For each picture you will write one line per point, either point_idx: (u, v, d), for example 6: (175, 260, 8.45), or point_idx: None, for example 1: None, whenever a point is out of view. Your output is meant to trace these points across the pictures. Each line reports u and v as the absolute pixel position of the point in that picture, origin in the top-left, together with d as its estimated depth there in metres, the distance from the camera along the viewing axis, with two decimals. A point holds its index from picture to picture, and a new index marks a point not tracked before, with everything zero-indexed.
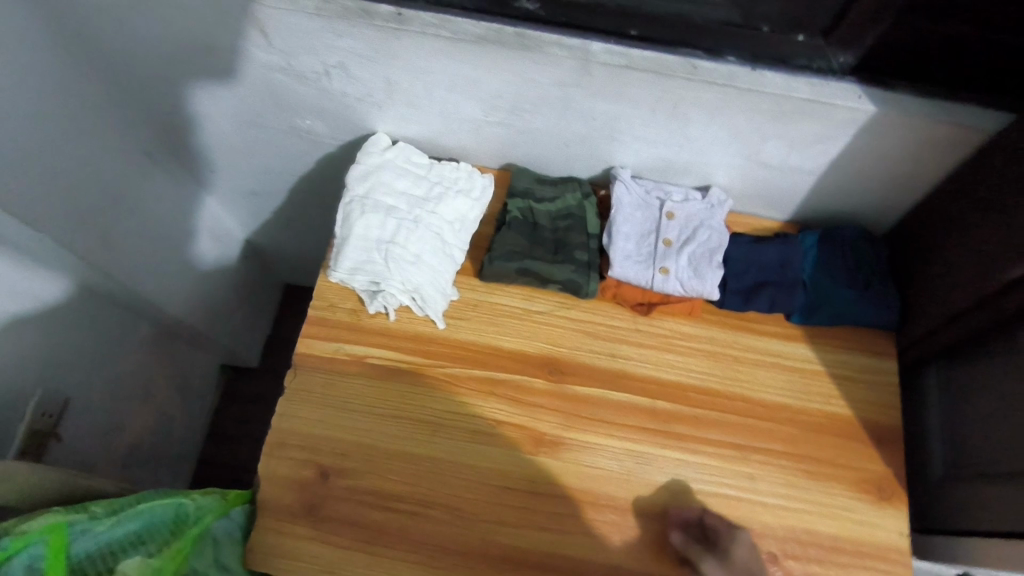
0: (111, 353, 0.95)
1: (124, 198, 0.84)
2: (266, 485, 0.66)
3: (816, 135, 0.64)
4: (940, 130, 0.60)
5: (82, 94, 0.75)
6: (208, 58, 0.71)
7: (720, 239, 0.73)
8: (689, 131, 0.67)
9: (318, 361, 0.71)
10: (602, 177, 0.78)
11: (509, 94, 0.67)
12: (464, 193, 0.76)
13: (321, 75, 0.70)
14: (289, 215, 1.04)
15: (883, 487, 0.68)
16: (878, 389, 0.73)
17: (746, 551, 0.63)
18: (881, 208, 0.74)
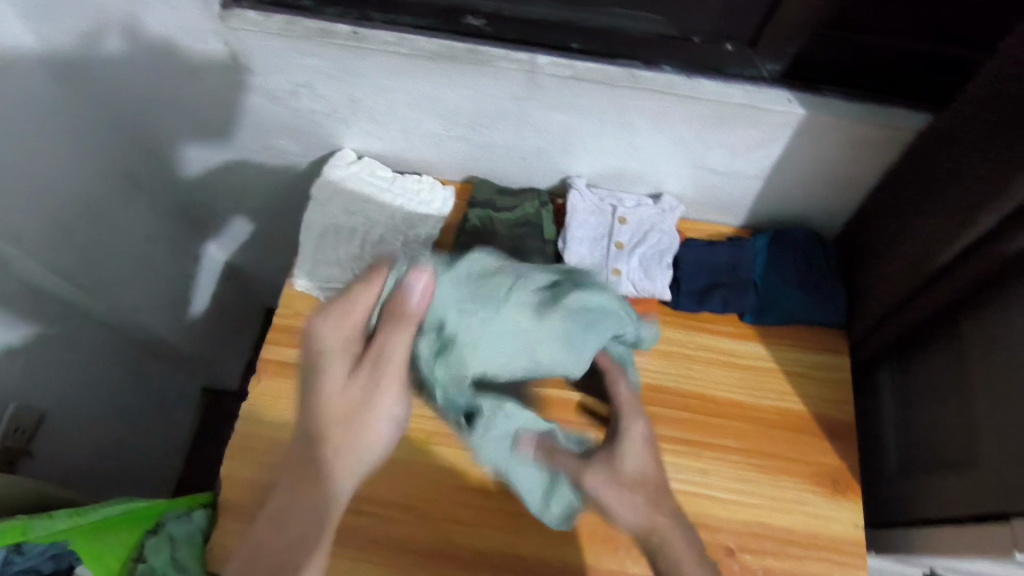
0: (89, 368, 0.93)
1: (97, 213, 0.86)
2: (227, 487, 0.67)
3: (757, 140, 0.67)
4: (868, 131, 0.64)
5: (70, 115, 0.78)
6: (182, 79, 0.74)
7: (670, 241, 0.77)
8: (637, 140, 0.70)
9: (281, 366, 0.73)
10: (560, 187, 0.81)
11: (467, 109, 0.70)
12: (426, 205, 0.79)
13: (289, 93, 0.73)
14: (265, 236, 1.06)
15: (837, 481, 0.70)
16: (828, 385, 0.75)
17: (639, 453, 0.65)
18: (826, 211, 0.76)
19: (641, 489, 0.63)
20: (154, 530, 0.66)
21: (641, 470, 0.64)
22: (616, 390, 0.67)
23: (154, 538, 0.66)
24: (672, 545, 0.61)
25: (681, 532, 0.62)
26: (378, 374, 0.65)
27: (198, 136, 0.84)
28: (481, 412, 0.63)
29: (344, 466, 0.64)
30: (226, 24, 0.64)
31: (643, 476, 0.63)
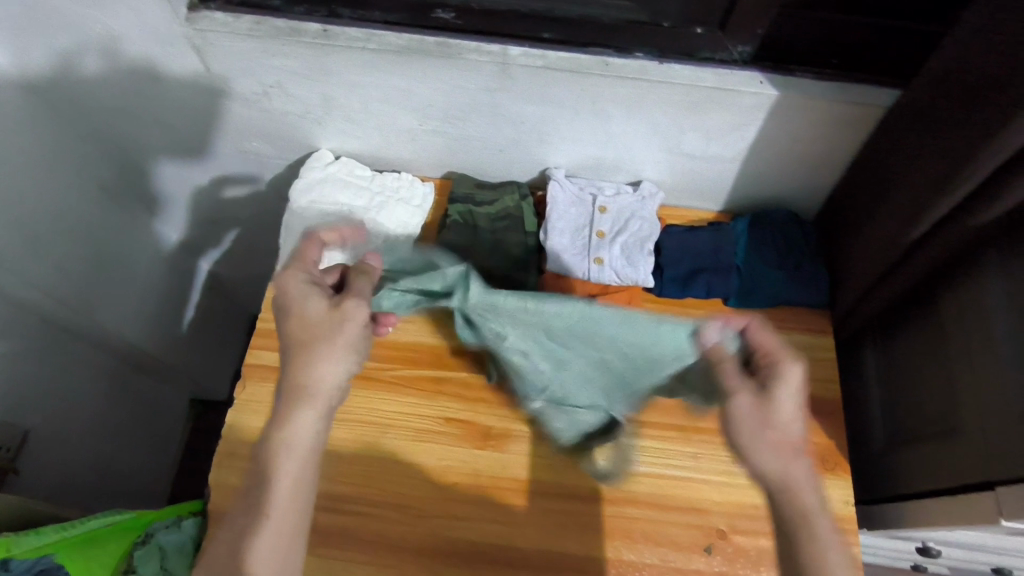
0: (71, 382, 0.91)
1: (79, 226, 0.84)
2: (215, 494, 0.67)
3: (730, 123, 0.67)
4: (839, 109, 0.64)
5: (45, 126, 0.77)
6: (153, 85, 0.73)
7: (651, 229, 0.76)
8: (612, 128, 0.70)
9: (266, 371, 0.73)
10: (539, 179, 0.81)
11: (440, 103, 0.70)
12: (405, 202, 0.79)
13: (261, 95, 0.72)
14: (246, 243, 1.05)
15: (827, 459, 0.70)
16: (812, 365, 0.75)
17: (795, 398, 0.58)
18: (802, 191, 0.77)
19: (782, 439, 0.57)
20: (143, 540, 0.66)
21: (792, 421, 0.58)
22: (765, 331, 0.61)
23: (143, 548, 0.65)
24: (805, 504, 0.55)
25: (826, 516, 0.54)
26: (341, 324, 0.59)
27: (175, 143, 0.83)
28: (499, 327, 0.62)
29: (310, 425, 0.57)
30: (193, 26, 0.64)
31: (784, 421, 0.58)
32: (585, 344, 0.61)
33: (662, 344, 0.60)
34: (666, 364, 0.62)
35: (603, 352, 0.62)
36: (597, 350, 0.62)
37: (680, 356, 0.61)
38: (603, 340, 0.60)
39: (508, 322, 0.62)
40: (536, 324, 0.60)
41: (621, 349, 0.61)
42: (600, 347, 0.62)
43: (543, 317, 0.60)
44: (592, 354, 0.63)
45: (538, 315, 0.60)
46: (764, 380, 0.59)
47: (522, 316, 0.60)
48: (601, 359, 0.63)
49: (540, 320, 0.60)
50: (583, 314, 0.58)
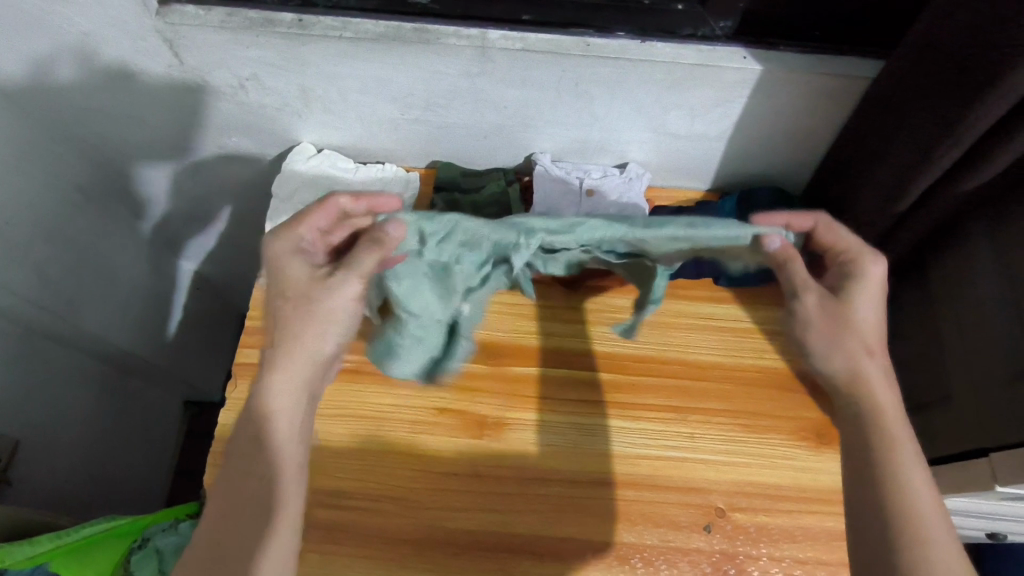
0: (56, 390, 0.89)
1: (58, 230, 0.83)
2: None
3: (714, 100, 0.66)
4: (824, 81, 0.63)
5: (17, 133, 0.75)
6: (124, 84, 0.72)
7: (638, 210, 0.76)
8: (595, 108, 0.69)
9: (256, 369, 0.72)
10: (525, 164, 0.81)
11: (420, 89, 0.69)
12: (390, 193, 0.79)
13: (237, 88, 0.71)
14: (232, 240, 1.04)
15: (823, 433, 0.70)
16: None
17: (870, 296, 0.58)
18: (790, 167, 0.77)
19: (860, 339, 0.57)
20: (140, 544, 0.64)
21: (871, 322, 0.58)
22: (836, 228, 0.59)
23: (141, 552, 0.63)
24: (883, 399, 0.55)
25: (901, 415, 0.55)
26: (332, 288, 0.58)
27: (151, 142, 0.81)
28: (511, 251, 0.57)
29: (289, 387, 0.57)
30: (164, 19, 0.62)
31: (863, 322, 0.58)
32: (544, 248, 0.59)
33: (635, 227, 0.56)
34: (684, 254, 0.59)
35: (578, 242, 0.58)
36: (577, 246, 0.58)
37: (678, 263, 0.61)
38: (557, 231, 0.57)
39: (460, 277, 0.60)
40: (476, 255, 0.58)
41: (598, 237, 0.57)
42: (570, 245, 0.59)
43: (470, 251, 0.58)
44: (573, 248, 0.59)
45: (465, 253, 0.58)
46: (839, 277, 0.59)
47: (452, 258, 0.58)
48: (587, 248, 0.59)
49: (478, 254, 0.58)
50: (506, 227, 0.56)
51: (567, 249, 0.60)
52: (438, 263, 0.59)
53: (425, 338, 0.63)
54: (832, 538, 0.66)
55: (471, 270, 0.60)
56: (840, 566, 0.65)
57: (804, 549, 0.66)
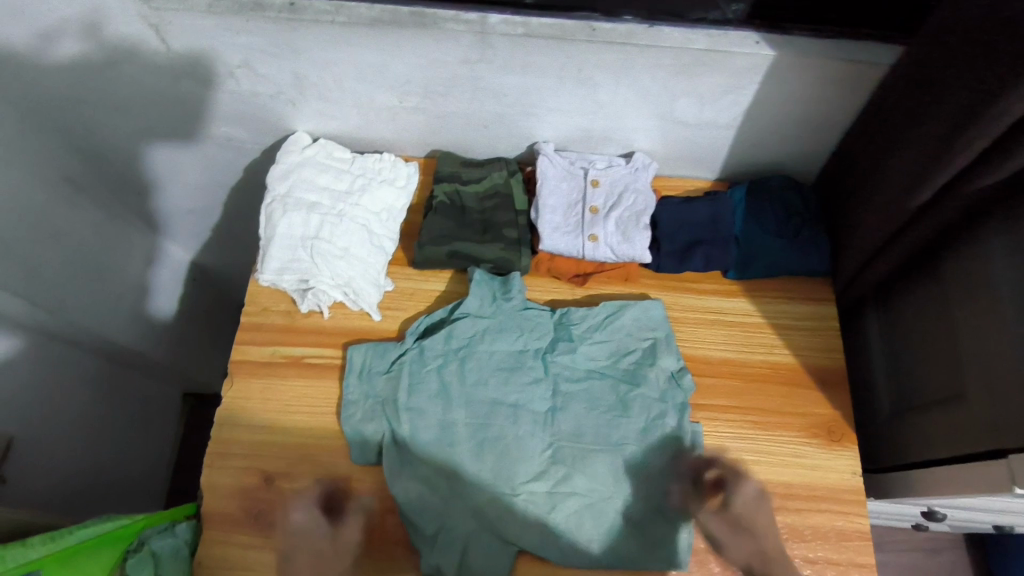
0: (49, 386, 0.87)
1: (51, 223, 0.80)
2: (209, 496, 0.66)
3: (725, 87, 0.64)
4: (840, 68, 0.61)
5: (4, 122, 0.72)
6: (111, 72, 0.69)
7: (646, 202, 0.73)
8: (601, 96, 0.66)
9: (255, 367, 0.72)
10: (528, 154, 0.78)
11: (418, 77, 0.66)
12: (389, 183, 0.75)
13: (228, 76, 0.68)
14: (228, 231, 1.02)
15: (833, 430, 0.70)
16: (817, 335, 0.74)
17: (768, 518, 0.63)
18: (801, 156, 0.74)
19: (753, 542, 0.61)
20: (135, 549, 0.63)
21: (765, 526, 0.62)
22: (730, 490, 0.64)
23: (136, 556, 0.63)
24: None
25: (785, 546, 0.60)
26: None
27: (141, 131, 0.79)
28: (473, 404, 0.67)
29: None
30: (149, 4, 0.60)
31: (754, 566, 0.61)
32: (619, 443, 0.67)
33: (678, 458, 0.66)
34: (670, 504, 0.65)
35: (653, 396, 0.69)
36: (645, 437, 0.67)
37: (659, 540, 0.64)
38: (649, 382, 0.69)
39: (569, 366, 0.70)
40: (602, 356, 0.71)
41: (661, 408, 0.68)
42: (635, 445, 0.67)
43: (602, 345, 0.71)
44: (642, 412, 0.68)
45: (595, 344, 0.71)
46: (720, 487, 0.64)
47: (571, 347, 0.70)
48: (650, 411, 0.68)
49: (602, 354, 0.71)
50: (639, 345, 0.71)
51: (645, 412, 0.68)
52: (553, 337, 0.71)
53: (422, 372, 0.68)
54: (842, 537, 0.65)
55: (577, 367, 0.70)
56: (850, 566, 0.64)
57: (814, 548, 0.65)
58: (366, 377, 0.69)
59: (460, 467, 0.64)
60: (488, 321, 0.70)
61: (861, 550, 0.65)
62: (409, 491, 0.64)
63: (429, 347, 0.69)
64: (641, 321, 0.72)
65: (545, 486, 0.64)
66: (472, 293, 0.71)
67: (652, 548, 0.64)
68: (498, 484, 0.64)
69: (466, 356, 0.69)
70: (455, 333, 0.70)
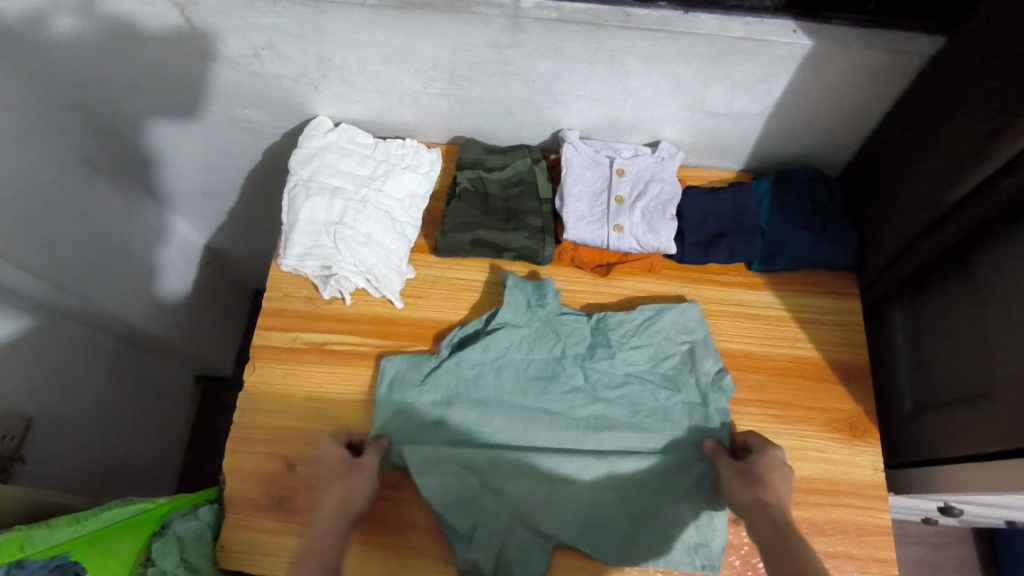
0: (67, 368, 0.87)
1: (69, 205, 0.80)
2: (231, 480, 0.67)
3: (758, 76, 0.63)
4: (877, 59, 0.60)
5: (24, 104, 0.72)
6: (133, 52, 0.68)
7: (672, 192, 0.72)
8: (630, 83, 0.65)
9: (277, 353, 0.72)
10: (551, 142, 0.77)
11: (446, 61, 0.65)
12: (412, 169, 0.74)
13: (251, 58, 0.67)
14: (244, 214, 1.01)
15: (855, 425, 0.69)
16: (841, 330, 0.73)
17: (783, 480, 0.58)
18: (829, 148, 0.73)
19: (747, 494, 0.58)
20: (160, 533, 0.64)
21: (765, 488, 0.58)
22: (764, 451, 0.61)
23: (161, 539, 0.63)
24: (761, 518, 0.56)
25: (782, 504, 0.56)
26: None
27: (162, 112, 0.78)
28: (512, 425, 0.66)
29: None
30: None
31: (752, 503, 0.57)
32: (662, 449, 0.66)
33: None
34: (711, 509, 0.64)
35: (693, 400, 0.68)
36: (687, 442, 0.66)
37: (694, 545, 0.63)
38: (688, 386, 0.69)
39: (607, 372, 0.69)
40: (641, 361, 0.70)
41: (703, 412, 0.67)
42: (677, 450, 0.66)
43: (641, 350, 0.70)
44: (683, 417, 0.67)
45: (633, 349, 0.70)
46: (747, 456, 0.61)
47: (609, 352, 0.69)
48: (691, 415, 0.67)
49: (641, 359, 0.70)
50: (677, 349, 0.70)
51: (687, 417, 0.67)
52: (591, 342, 0.70)
53: (457, 380, 0.68)
54: (862, 532, 0.65)
55: (616, 372, 0.69)
56: (870, 560, 0.64)
57: (834, 543, 0.65)
58: (399, 390, 0.67)
59: (501, 474, 0.64)
60: (524, 329, 0.70)
61: (881, 545, 0.65)
62: (448, 499, 0.63)
63: (466, 357, 0.68)
64: (679, 325, 0.71)
65: (586, 491, 0.64)
66: (507, 300, 0.70)
67: (691, 553, 0.63)
68: (541, 494, 0.64)
69: (503, 365, 0.69)
70: (493, 341, 0.69)
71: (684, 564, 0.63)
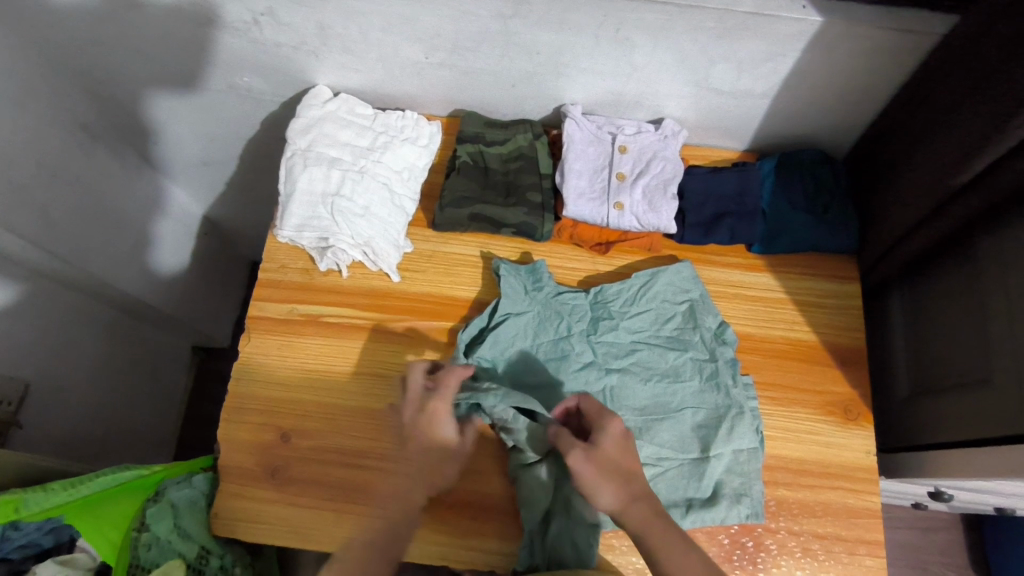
0: (64, 333, 0.86)
1: (65, 172, 0.78)
2: (226, 450, 0.67)
3: (765, 54, 0.61)
4: (889, 37, 0.58)
5: (18, 67, 0.70)
6: (130, 15, 0.67)
7: (674, 170, 0.72)
8: (635, 58, 0.64)
9: (272, 324, 0.71)
10: (553, 117, 0.76)
11: (448, 31, 0.64)
12: (411, 141, 0.73)
13: (250, 24, 0.66)
14: (243, 184, 1.01)
15: (849, 409, 0.69)
16: (839, 313, 0.73)
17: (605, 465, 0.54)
18: (835, 129, 0.72)
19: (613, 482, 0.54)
20: (154, 498, 0.65)
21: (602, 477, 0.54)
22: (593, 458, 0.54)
23: (155, 506, 0.64)
24: (634, 520, 0.53)
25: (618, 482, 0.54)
26: None
27: (160, 78, 0.77)
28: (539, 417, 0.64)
29: None
30: None
31: (620, 504, 0.54)
32: (682, 409, 0.67)
33: (741, 414, 0.66)
34: (739, 458, 0.65)
35: (702, 356, 0.69)
36: (702, 398, 0.67)
37: (735, 494, 0.64)
38: (695, 344, 0.69)
39: (615, 344, 0.69)
40: (645, 326, 0.70)
41: (714, 367, 0.68)
42: (699, 409, 0.67)
43: (643, 316, 0.70)
44: (695, 374, 0.68)
45: (635, 316, 0.70)
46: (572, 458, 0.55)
47: (612, 325, 0.69)
48: (701, 372, 0.68)
49: (645, 324, 0.70)
50: (677, 309, 0.71)
51: (700, 374, 0.68)
52: (592, 316, 0.70)
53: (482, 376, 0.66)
54: (852, 514, 0.66)
55: (623, 341, 0.69)
56: (858, 542, 0.65)
57: (824, 524, 0.65)
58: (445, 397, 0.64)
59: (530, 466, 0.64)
60: (527, 317, 0.69)
61: (870, 527, 0.65)
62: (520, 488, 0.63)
63: (479, 357, 0.66)
64: (674, 285, 0.71)
65: None
66: (503, 295, 0.69)
67: (731, 503, 0.64)
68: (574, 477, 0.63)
69: (515, 356, 0.67)
70: (502, 334, 0.67)
71: (731, 519, 0.63)
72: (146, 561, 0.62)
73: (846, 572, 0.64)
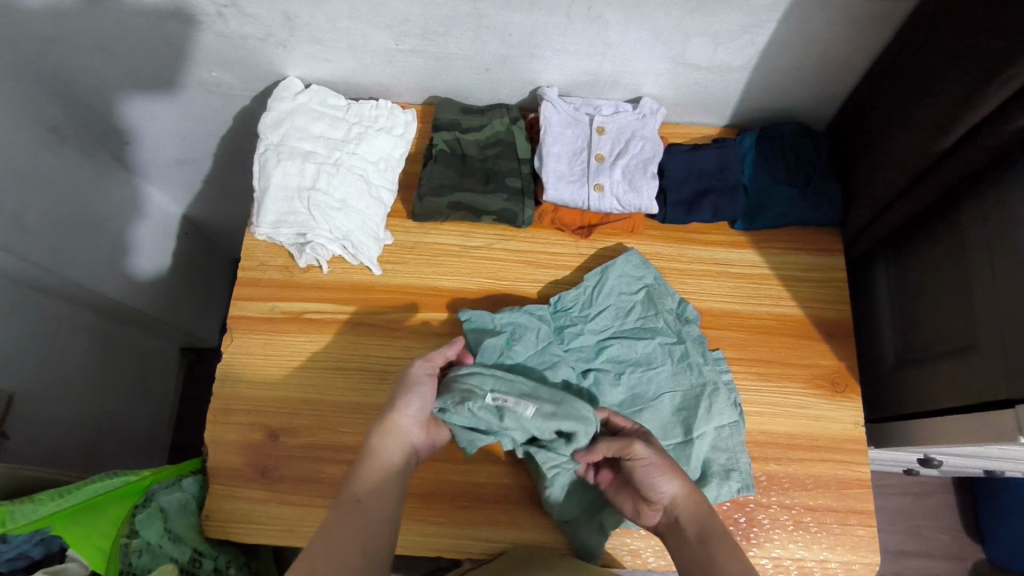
0: (45, 341, 0.85)
1: (35, 176, 0.76)
2: (214, 452, 0.66)
3: (742, 26, 0.60)
4: (867, 5, 0.57)
5: None
6: (89, 10, 0.64)
7: (654, 148, 0.71)
8: (610, 36, 0.63)
9: (254, 322, 0.71)
10: (531, 100, 0.75)
11: (417, 15, 0.62)
12: (386, 131, 0.72)
13: (214, 16, 0.64)
14: (220, 181, 0.99)
15: (837, 381, 0.70)
16: (824, 286, 0.73)
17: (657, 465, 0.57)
18: (815, 100, 0.71)
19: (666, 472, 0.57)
20: (143, 504, 0.64)
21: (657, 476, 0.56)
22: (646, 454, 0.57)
23: (144, 511, 0.64)
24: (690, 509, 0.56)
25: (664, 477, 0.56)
26: None
27: (129, 76, 0.75)
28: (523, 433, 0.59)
29: None
30: None
31: (678, 497, 0.56)
32: (659, 398, 0.67)
33: (717, 389, 0.66)
34: (721, 434, 0.66)
35: (670, 339, 0.69)
36: (678, 380, 0.67)
37: (724, 470, 0.64)
38: (661, 330, 0.69)
39: (582, 348, 0.68)
40: (607, 324, 0.69)
41: (683, 348, 0.68)
42: (676, 394, 0.67)
43: (604, 314, 0.69)
44: (666, 358, 0.68)
45: (596, 318, 0.69)
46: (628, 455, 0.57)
47: (577, 331, 0.68)
48: (672, 355, 0.68)
49: (608, 321, 0.69)
50: (635, 300, 0.70)
51: (669, 361, 0.68)
52: (555, 325, 0.68)
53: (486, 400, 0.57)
54: (843, 485, 0.66)
55: (590, 343, 0.68)
56: (850, 512, 0.66)
57: (816, 496, 0.66)
58: (464, 400, 0.56)
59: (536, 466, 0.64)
60: (500, 340, 0.64)
61: (861, 497, 0.66)
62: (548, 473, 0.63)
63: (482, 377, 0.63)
64: (627, 276, 0.70)
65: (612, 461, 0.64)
66: (472, 335, 0.65)
67: (721, 480, 0.64)
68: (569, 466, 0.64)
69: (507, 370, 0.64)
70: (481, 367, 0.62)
71: (722, 496, 0.63)
72: (138, 567, 0.62)
73: (839, 542, 0.65)
